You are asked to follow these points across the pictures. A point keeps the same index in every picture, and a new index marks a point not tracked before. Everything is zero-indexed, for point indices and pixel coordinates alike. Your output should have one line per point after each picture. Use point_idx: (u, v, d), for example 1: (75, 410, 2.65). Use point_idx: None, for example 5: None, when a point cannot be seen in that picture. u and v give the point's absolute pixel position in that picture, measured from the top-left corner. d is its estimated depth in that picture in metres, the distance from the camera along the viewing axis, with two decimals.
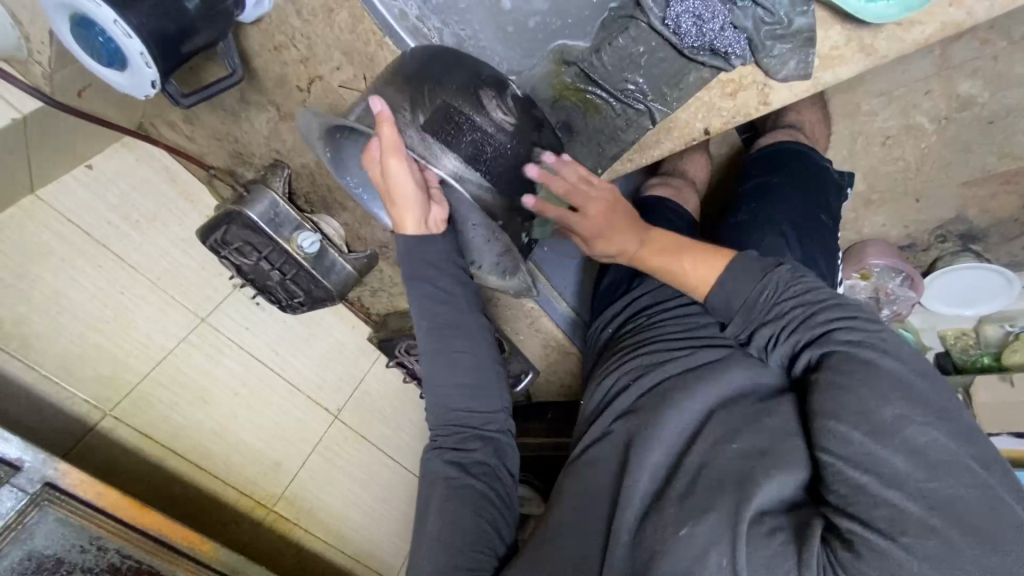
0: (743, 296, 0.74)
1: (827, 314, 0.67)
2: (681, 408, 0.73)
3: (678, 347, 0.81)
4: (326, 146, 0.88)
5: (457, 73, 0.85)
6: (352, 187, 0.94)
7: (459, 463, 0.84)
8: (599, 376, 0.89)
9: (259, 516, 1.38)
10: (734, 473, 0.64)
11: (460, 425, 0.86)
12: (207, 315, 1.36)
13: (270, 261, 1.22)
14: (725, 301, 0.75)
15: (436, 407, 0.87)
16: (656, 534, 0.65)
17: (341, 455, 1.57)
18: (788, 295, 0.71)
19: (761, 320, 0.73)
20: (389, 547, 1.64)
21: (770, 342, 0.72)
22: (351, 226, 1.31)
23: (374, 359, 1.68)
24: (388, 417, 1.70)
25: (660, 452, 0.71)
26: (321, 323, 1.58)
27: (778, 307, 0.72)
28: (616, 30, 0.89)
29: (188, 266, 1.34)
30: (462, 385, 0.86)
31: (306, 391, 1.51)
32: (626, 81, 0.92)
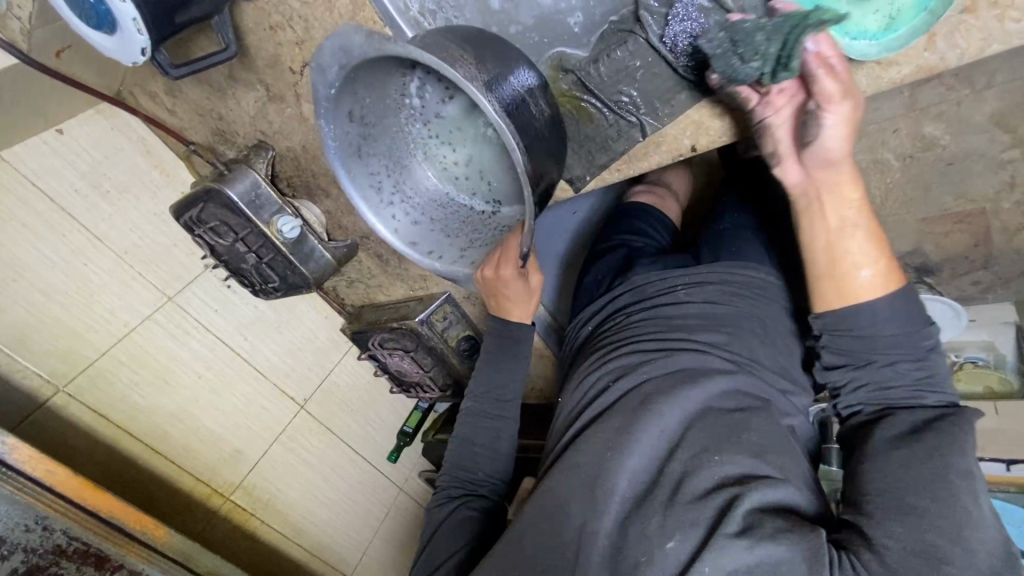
0: (904, 329, 0.73)
1: (937, 385, 0.73)
2: (665, 412, 0.72)
3: (658, 351, 0.81)
4: (337, 77, 0.77)
5: (497, 47, 0.78)
6: (326, 134, 0.83)
7: (470, 504, 0.98)
8: (580, 374, 0.88)
9: (215, 505, 1.33)
10: (714, 481, 0.65)
11: (479, 479, 1.01)
12: (175, 294, 1.33)
13: (247, 244, 1.20)
14: (894, 312, 0.73)
15: (460, 455, 1.03)
16: (640, 541, 0.64)
17: (305, 446, 1.54)
18: (924, 359, 0.73)
19: (891, 364, 0.74)
20: (347, 541, 1.62)
21: (860, 387, 0.76)
22: (331, 214, 1.30)
23: (345, 351, 1.68)
24: (356, 411, 1.70)
25: (640, 457, 0.69)
26: (294, 310, 1.56)
27: (914, 358, 0.73)
28: (614, 43, 0.88)
29: (159, 243, 1.31)
30: (487, 450, 1.02)
31: (274, 380, 1.50)
32: (620, 93, 0.92)
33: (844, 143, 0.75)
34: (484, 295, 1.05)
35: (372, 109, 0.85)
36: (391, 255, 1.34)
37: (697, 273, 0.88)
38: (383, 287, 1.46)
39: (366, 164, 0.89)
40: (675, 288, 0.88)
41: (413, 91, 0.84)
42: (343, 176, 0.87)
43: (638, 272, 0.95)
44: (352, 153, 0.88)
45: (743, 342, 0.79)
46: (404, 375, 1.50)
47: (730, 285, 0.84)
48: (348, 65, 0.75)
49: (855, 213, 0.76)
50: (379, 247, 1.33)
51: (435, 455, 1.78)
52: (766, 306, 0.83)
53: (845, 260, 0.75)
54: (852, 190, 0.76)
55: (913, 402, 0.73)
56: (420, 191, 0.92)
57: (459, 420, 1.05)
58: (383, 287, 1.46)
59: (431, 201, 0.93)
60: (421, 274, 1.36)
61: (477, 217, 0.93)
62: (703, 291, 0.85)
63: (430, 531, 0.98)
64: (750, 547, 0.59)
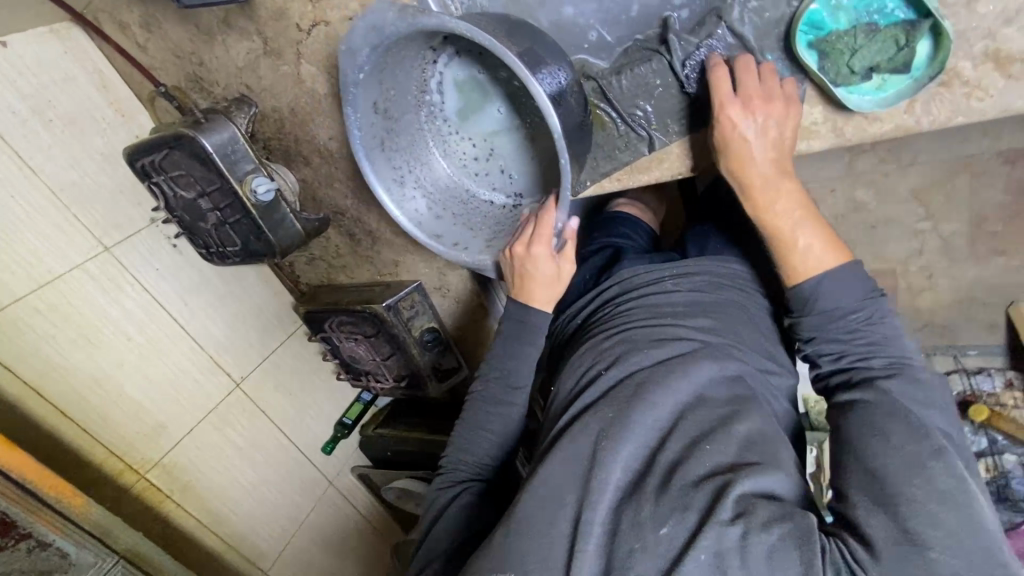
0: (840, 302, 0.78)
1: (891, 357, 0.76)
2: (656, 401, 0.74)
3: (646, 336, 0.83)
4: (367, 60, 0.78)
5: (524, 29, 0.78)
6: (353, 126, 0.83)
7: (471, 488, 0.92)
8: (582, 358, 0.87)
9: (126, 482, 1.19)
10: (704, 470, 0.67)
11: (485, 465, 0.95)
12: (113, 245, 1.20)
13: (210, 201, 1.13)
14: (815, 292, 0.78)
15: (466, 435, 0.97)
16: (633, 528, 0.65)
17: (233, 426, 1.43)
18: (874, 329, 0.77)
19: (836, 334, 0.78)
20: (265, 533, 1.50)
21: (820, 360, 0.81)
22: (305, 183, 1.24)
23: (291, 332, 1.62)
24: (294, 396, 1.61)
25: (634, 445, 0.71)
26: (241, 282, 1.48)
27: (858, 327, 0.77)
28: (638, 59, 0.92)
29: (102, 185, 1.19)
30: (493, 440, 0.95)
31: (210, 352, 1.39)
32: (636, 107, 0.94)
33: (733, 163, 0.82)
34: (507, 280, 0.96)
35: (395, 102, 0.88)
36: (361, 233, 1.30)
37: (682, 267, 0.93)
38: (346, 269, 1.41)
39: (389, 159, 0.90)
40: (663, 279, 0.92)
41: (433, 87, 0.90)
42: (367, 169, 0.87)
43: (622, 269, 1.00)
44: (375, 146, 0.88)
45: (728, 327, 0.83)
46: (358, 362, 1.45)
47: (715, 277, 0.91)
48: (380, 47, 0.78)
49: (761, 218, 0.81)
50: (351, 225, 1.29)
51: (373, 450, 1.72)
52: (749, 298, 0.89)
53: (773, 243, 0.80)
54: (776, 187, 0.79)
55: (864, 368, 0.76)
56: (444, 183, 0.95)
57: (467, 409, 0.98)
58: (347, 269, 1.41)
59: (451, 194, 0.96)
60: (392, 259, 1.33)
61: (495, 207, 0.97)
62: (693, 282, 0.90)
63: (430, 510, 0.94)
64: (748, 537, 0.61)
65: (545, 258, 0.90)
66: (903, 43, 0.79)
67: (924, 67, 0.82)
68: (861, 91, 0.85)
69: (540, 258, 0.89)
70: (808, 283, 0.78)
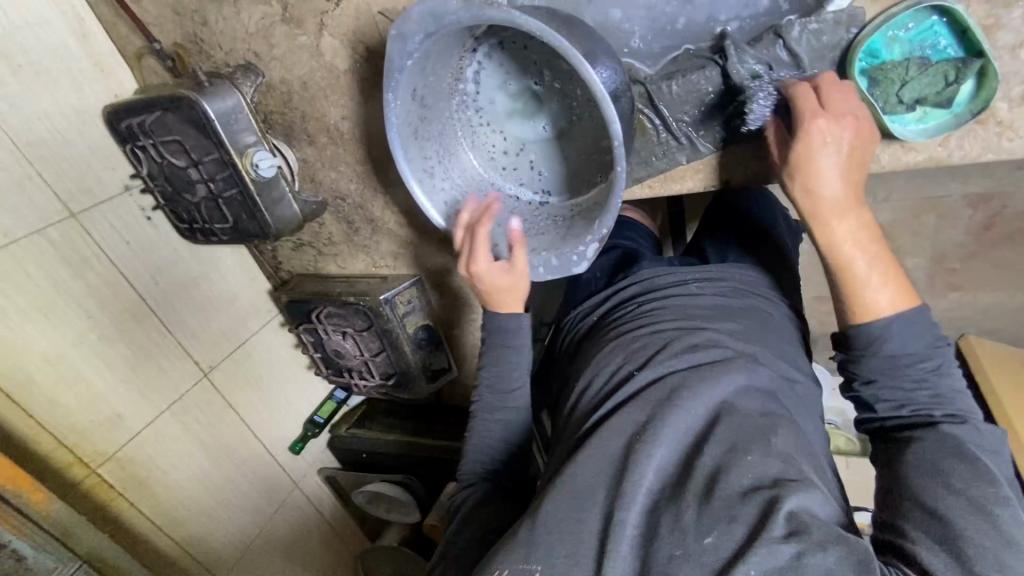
0: (910, 346, 0.72)
1: (957, 406, 0.71)
2: (686, 406, 0.76)
3: (673, 336, 0.86)
4: (417, 46, 0.76)
5: (576, 24, 0.76)
6: (391, 112, 0.81)
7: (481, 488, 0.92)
8: (611, 355, 0.90)
9: (75, 478, 1.06)
10: (746, 482, 0.68)
11: (494, 465, 0.95)
12: (82, 211, 1.08)
13: (201, 170, 1.04)
14: (886, 332, 0.73)
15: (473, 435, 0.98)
16: (675, 537, 0.66)
17: (199, 420, 1.32)
18: (941, 379, 0.72)
19: (903, 378, 0.73)
20: (225, 538, 1.39)
21: (880, 405, 0.75)
22: (304, 162, 1.16)
23: (265, 321, 1.51)
24: (264, 390, 1.50)
25: (667, 449, 0.74)
26: (217, 263, 1.37)
27: (925, 375, 0.72)
28: (690, 66, 0.84)
29: (72, 144, 1.06)
30: (500, 439, 0.95)
31: (179, 338, 1.27)
32: (684, 115, 0.87)
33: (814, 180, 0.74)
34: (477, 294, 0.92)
35: (431, 90, 0.85)
36: (360, 221, 1.23)
37: (705, 272, 0.97)
38: (337, 257, 1.34)
39: (421, 148, 0.88)
40: (688, 281, 0.96)
41: (469, 76, 0.87)
42: (400, 156, 0.85)
43: (642, 270, 1.03)
44: (409, 133, 0.86)
45: (754, 332, 0.86)
46: (342, 356, 1.38)
47: (737, 283, 0.95)
48: (433, 34, 0.75)
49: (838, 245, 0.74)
50: (350, 212, 1.22)
51: (345, 451, 1.63)
52: (772, 306, 0.94)
53: (839, 273, 0.75)
54: (846, 214, 0.74)
55: (927, 416, 0.71)
56: (470, 178, 0.93)
57: (473, 409, 0.99)
58: (338, 257, 1.34)
59: (477, 188, 0.93)
60: (390, 251, 1.27)
61: (525, 204, 0.94)
62: (716, 285, 0.94)
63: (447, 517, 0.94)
64: (800, 552, 0.62)
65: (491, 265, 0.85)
66: (952, 79, 0.77)
67: (964, 103, 0.80)
68: (903, 123, 0.82)
69: (484, 274, 0.84)
70: (878, 321, 0.73)
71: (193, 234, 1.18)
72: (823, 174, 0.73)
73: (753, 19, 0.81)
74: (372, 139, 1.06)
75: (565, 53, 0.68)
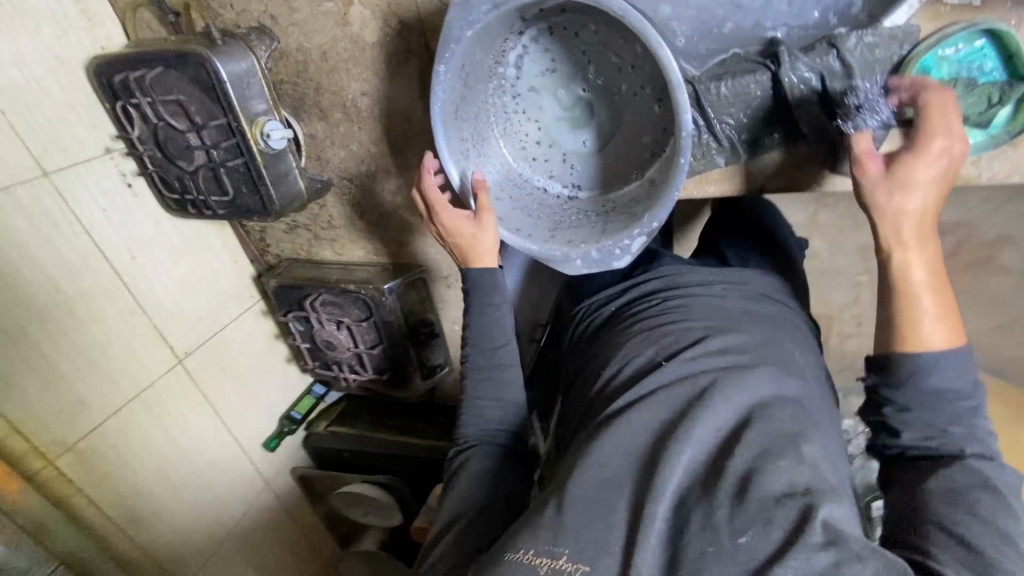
0: (955, 381, 0.72)
1: (984, 444, 0.72)
2: (716, 406, 0.77)
3: (700, 334, 0.88)
4: (481, 17, 0.73)
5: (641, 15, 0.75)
6: (439, 85, 0.77)
7: (484, 455, 0.87)
8: (640, 349, 0.91)
9: (28, 469, 0.96)
10: (782, 490, 0.68)
11: (497, 430, 0.89)
12: (55, 171, 0.96)
13: (203, 135, 0.96)
14: (937, 362, 0.72)
15: (473, 402, 0.91)
16: (707, 539, 0.66)
17: (171, 410, 1.21)
18: (974, 420, 0.73)
19: (940, 411, 0.73)
20: (189, 539, 1.28)
21: (910, 433, 0.75)
22: (313, 138, 1.08)
23: (246, 307, 1.40)
24: (240, 380, 1.40)
25: (697, 445, 0.74)
26: (199, 240, 1.26)
27: (961, 412, 0.73)
28: (741, 71, 0.78)
29: (50, 95, 0.95)
30: (501, 404, 0.90)
31: (154, 320, 1.16)
32: (727, 117, 0.80)
33: (909, 200, 0.70)
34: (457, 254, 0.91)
35: (478, 68, 0.82)
36: (366, 206, 1.16)
37: (727, 274, 1.00)
38: (335, 242, 1.26)
39: (459, 128, 0.83)
40: (712, 282, 0.99)
41: (512, 61, 0.85)
42: (440, 134, 0.81)
43: (661, 267, 1.06)
44: (451, 111, 0.81)
45: (774, 336, 0.89)
46: (333, 347, 1.30)
47: (757, 289, 0.98)
48: (499, 7, 0.72)
49: (913, 273, 0.72)
50: (356, 194, 1.15)
51: (323, 450, 1.53)
52: (791, 314, 0.97)
53: (903, 300, 0.73)
54: (926, 243, 0.72)
55: (956, 450, 0.72)
56: (498, 168, 0.89)
57: (469, 369, 0.92)
58: (336, 243, 1.26)
59: (506, 179, 0.90)
60: (394, 239, 1.20)
61: (555, 198, 0.91)
62: (740, 288, 0.97)
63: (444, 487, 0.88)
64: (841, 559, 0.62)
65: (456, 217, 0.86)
66: (994, 102, 0.74)
67: (1003, 125, 0.83)
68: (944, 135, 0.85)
69: (451, 227, 0.85)
70: (930, 353, 0.72)
71: (184, 208, 1.08)
72: (915, 194, 0.70)
73: (800, 26, 0.77)
74: (392, 118, 1.01)
75: (643, 39, 0.65)
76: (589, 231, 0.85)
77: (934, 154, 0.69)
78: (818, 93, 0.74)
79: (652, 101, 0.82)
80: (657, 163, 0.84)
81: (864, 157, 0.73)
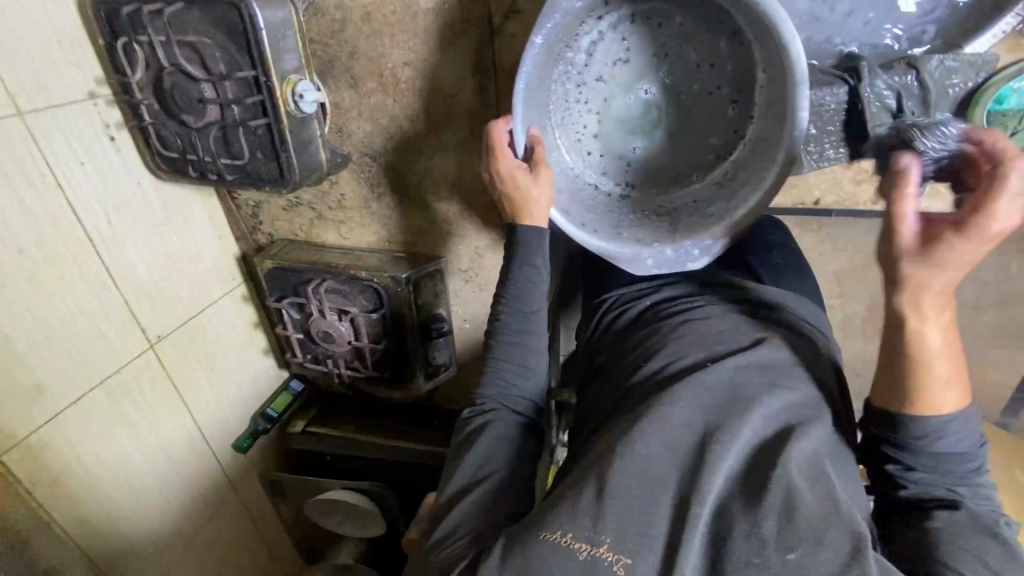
0: (963, 446, 0.69)
1: (992, 497, 0.70)
2: (766, 408, 0.73)
3: (744, 340, 0.84)
4: None
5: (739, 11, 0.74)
6: (529, 55, 0.73)
7: (505, 426, 0.80)
8: (682, 342, 0.86)
9: None
10: (833, 509, 0.64)
11: (520, 405, 0.83)
12: (31, 112, 0.81)
13: (223, 88, 0.84)
14: (943, 430, 0.68)
15: (504, 366, 0.84)
16: (751, 548, 0.61)
17: (135, 401, 1.05)
18: (979, 478, 0.70)
19: (948, 466, 0.69)
20: (143, 550, 1.11)
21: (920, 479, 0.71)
22: (337, 107, 0.98)
23: (227, 290, 1.25)
24: (214, 372, 1.24)
25: (742, 443, 0.69)
26: (183, 211, 1.11)
27: (968, 470, 0.70)
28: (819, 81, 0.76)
29: (34, 21, 0.80)
30: (525, 374, 0.84)
31: (125, 296, 1.00)
32: None
33: (936, 275, 0.64)
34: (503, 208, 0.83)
35: (558, 47, 0.77)
36: (386, 187, 1.06)
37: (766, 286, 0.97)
38: (341, 224, 1.15)
39: (532, 107, 0.79)
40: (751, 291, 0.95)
41: (583, 46, 0.81)
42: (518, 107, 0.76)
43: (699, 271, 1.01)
44: (530, 86, 0.77)
45: (817, 350, 0.86)
46: (328, 341, 1.18)
47: (796, 301, 0.95)
48: None
49: (929, 345, 0.66)
50: (376, 173, 1.05)
51: (302, 453, 1.39)
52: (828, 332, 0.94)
53: (918, 369, 0.67)
54: (944, 317, 0.66)
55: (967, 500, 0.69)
56: (557, 155, 0.85)
57: (492, 329, 0.85)
58: (341, 225, 1.15)
59: (562, 168, 0.86)
60: (412, 226, 1.10)
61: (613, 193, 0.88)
62: (781, 294, 0.93)
63: (460, 448, 0.81)
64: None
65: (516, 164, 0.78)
66: None
67: None
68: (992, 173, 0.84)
69: (507, 173, 0.77)
70: (936, 418, 0.68)
71: (184, 171, 0.96)
72: (946, 273, 0.63)
73: (875, 48, 0.79)
74: (434, 94, 0.93)
75: (782, 29, 0.64)
76: (655, 230, 0.83)
77: (982, 235, 0.62)
78: (892, 111, 0.75)
79: (727, 103, 0.81)
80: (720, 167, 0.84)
81: (899, 217, 0.66)
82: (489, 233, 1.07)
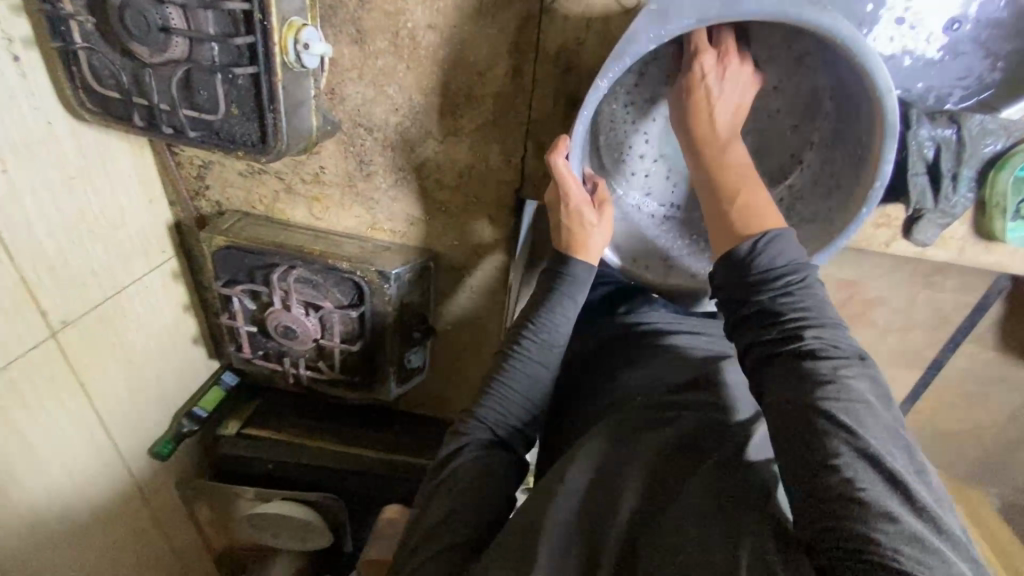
0: (765, 283, 0.63)
1: (841, 359, 0.57)
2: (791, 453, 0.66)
3: None
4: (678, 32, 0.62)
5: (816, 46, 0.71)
6: (597, 89, 0.65)
7: (495, 456, 0.69)
8: (641, 369, 0.78)
9: None
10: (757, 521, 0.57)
11: (511, 434, 0.73)
12: None
13: (201, 18, 0.66)
14: (739, 257, 0.65)
15: (504, 388, 0.74)
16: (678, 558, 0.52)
17: (22, 403, 0.81)
18: (820, 344, 0.59)
19: (783, 351, 0.60)
20: None
21: (770, 376, 0.60)
22: (333, 64, 0.82)
23: (157, 266, 1.01)
24: (134, 365, 1.00)
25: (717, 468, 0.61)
26: (112, 164, 0.87)
27: (798, 343, 0.59)
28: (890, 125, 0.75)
29: None
30: (527, 403, 0.74)
31: (20, 268, 0.77)
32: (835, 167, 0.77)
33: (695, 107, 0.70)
34: (553, 233, 0.79)
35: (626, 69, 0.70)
36: (379, 166, 0.91)
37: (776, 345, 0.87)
38: (314, 202, 0.97)
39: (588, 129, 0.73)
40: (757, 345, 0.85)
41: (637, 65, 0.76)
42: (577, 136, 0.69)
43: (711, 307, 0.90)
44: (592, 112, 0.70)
45: None
46: (290, 338, 1.01)
47: None
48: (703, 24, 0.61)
49: (711, 169, 0.69)
50: (370, 147, 0.89)
51: (224, 458, 1.16)
52: None
53: (713, 200, 0.69)
54: (727, 144, 0.69)
55: (831, 378, 0.56)
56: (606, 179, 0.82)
57: (506, 346, 0.77)
58: (314, 203, 0.97)
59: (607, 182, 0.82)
60: (404, 213, 0.96)
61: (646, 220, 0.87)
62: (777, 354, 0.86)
63: (436, 476, 0.69)
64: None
65: (580, 201, 0.73)
66: None
67: None
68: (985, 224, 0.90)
69: (572, 209, 0.74)
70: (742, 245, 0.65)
71: (125, 119, 0.74)
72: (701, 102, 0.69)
73: (917, 96, 0.80)
74: (458, 68, 0.80)
75: (878, 85, 0.61)
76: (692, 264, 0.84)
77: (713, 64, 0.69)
78: (927, 162, 0.76)
79: (787, 126, 0.80)
80: (778, 189, 0.82)
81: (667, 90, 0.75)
82: (494, 231, 0.96)
